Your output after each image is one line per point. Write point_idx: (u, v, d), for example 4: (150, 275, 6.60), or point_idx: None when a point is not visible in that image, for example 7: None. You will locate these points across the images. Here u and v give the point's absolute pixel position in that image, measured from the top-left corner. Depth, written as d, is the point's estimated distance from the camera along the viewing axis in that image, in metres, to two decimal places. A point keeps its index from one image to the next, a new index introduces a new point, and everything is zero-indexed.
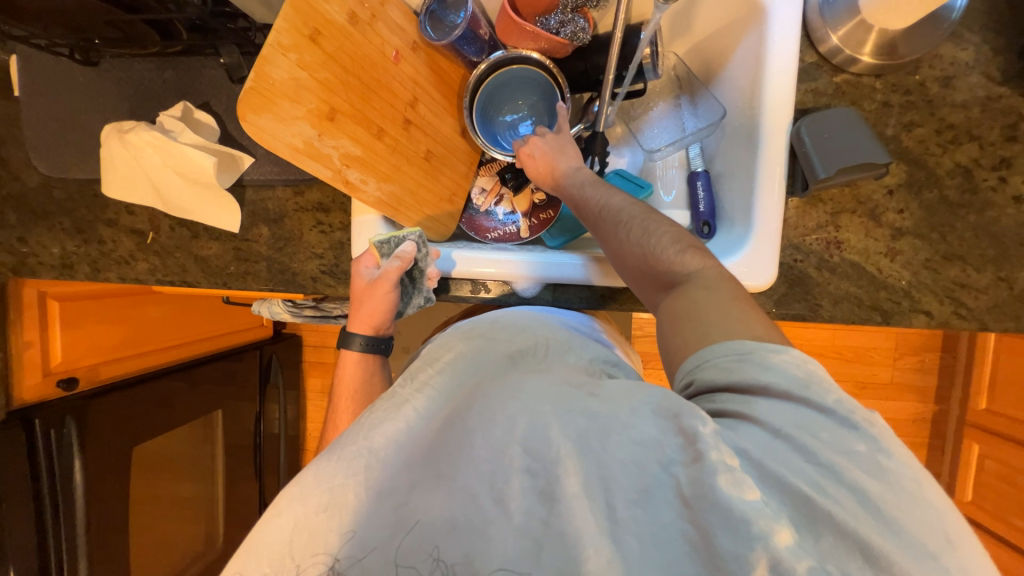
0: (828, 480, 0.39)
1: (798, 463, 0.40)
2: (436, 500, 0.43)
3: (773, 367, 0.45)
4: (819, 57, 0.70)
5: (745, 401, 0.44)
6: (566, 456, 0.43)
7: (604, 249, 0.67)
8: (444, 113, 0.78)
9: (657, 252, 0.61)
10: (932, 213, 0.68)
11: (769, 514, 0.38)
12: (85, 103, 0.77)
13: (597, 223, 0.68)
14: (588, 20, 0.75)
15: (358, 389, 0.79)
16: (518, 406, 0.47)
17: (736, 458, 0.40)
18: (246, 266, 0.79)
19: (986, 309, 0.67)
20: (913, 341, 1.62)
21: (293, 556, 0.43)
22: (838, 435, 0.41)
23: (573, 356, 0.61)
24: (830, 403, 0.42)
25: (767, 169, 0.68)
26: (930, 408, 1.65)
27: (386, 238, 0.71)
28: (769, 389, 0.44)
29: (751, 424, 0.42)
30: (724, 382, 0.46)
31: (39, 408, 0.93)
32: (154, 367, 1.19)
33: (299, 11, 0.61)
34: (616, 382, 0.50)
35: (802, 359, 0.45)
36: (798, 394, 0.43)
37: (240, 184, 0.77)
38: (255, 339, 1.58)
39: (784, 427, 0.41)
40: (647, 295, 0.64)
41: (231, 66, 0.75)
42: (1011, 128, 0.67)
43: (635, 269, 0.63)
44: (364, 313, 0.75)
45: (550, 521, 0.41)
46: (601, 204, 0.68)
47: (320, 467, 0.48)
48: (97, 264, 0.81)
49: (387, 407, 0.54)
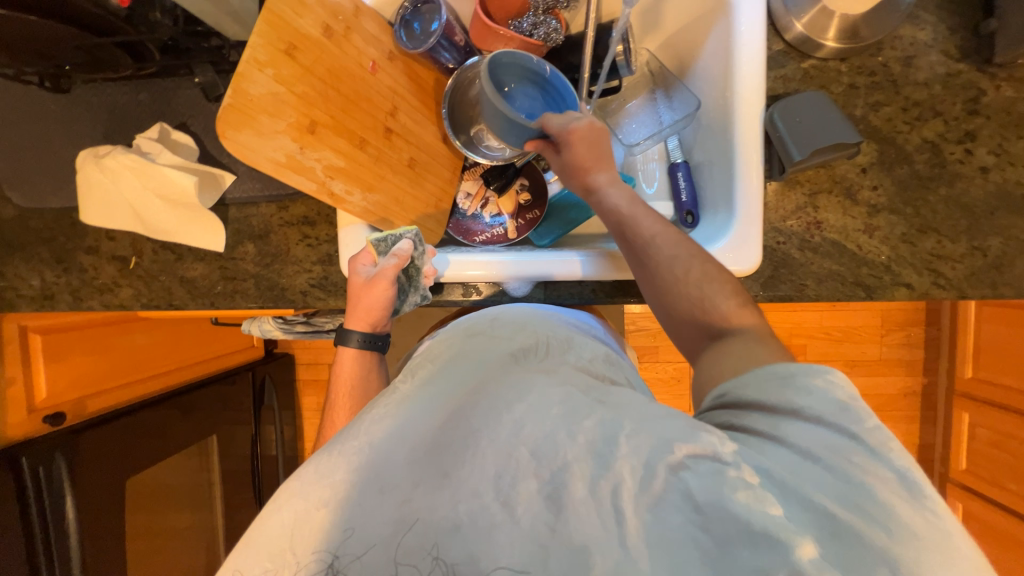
0: (858, 496, 0.38)
1: (827, 482, 0.38)
2: (441, 502, 0.43)
3: (811, 393, 0.41)
4: (785, 45, 0.72)
5: (773, 422, 0.42)
6: (573, 460, 0.43)
7: (642, 276, 0.65)
8: (424, 120, 0.79)
9: (710, 300, 0.60)
10: (904, 188, 0.70)
11: (792, 527, 0.38)
12: (58, 130, 0.76)
13: (646, 251, 0.64)
14: (560, 21, 0.77)
15: (355, 385, 0.77)
16: (524, 407, 0.47)
17: (757, 475, 0.40)
18: (233, 284, 0.78)
19: (963, 278, 0.69)
20: (898, 317, 1.66)
21: (293, 551, 0.42)
22: (867, 464, 0.38)
23: (573, 355, 0.60)
24: (863, 429, 0.39)
25: (744, 155, 0.69)
26: (919, 381, 1.69)
27: (383, 236, 0.72)
28: (800, 415, 0.41)
29: (778, 443, 0.41)
30: (757, 402, 0.44)
31: (27, 445, 0.91)
32: (144, 396, 1.17)
33: (274, 27, 0.61)
34: (626, 394, 0.50)
35: (847, 383, 0.42)
36: (830, 419, 0.40)
37: (222, 203, 0.76)
38: (246, 361, 1.55)
39: (815, 448, 0.40)
40: (675, 331, 0.63)
41: (205, 86, 0.72)
42: (972, 102, 0.69)
43: (678, 305, 0.61)
44: (361, 311, 0.74)
45: (557, 527, 0.41)
46: (657, 234, 0.64)
47: (320, 462, 0.47)
48: (79, 293, 0.79)
49: (387, 405, 0.52)
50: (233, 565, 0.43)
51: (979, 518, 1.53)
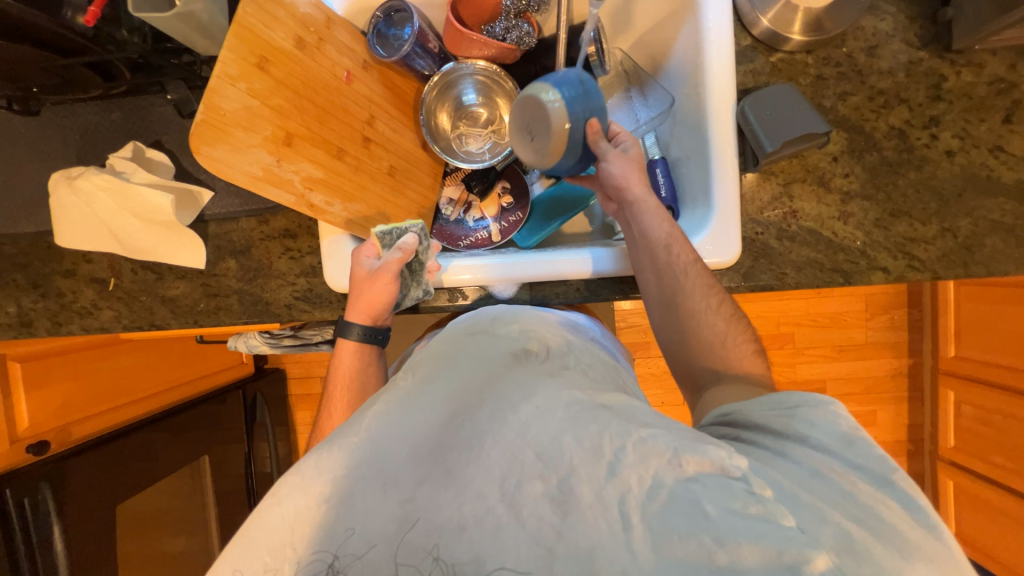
0: (866, 513, 0.40)
1: (836, 499, 0.41)
2: (445, 503, 0.42)
3: (816, 424, 0.46)
4: (753, 39, 0.74)
5: (781, 444, 0.46)
6: (579, 464, 0.42)
7: (659, 299, 0.65)
8: (402, 128, 0.80)
9: (718, 334, 0.64)
10: (875, 174, 0.72)
11: (803, 540, 0.38)
12: (29, 153, 0.75)
13: (676, 274, 0.64)
14: (532, 25, 0.79)
15: (354, 378, 0.74)
16: (531, 409, 0.46)
17: (768, 488, 0.40)
18: (216, 301, 0.77)
19: (936, 259, 0.71)
20: (881, 301, 1.69)
21: (293, 546, 0.41)
22: (872, 493, 0.41)
23: (573, 359, 0.60)
24: (864, 460, 0.43)
25: (718, 149, 0.70)
26: (905, 362, 1.72)
27: (388, 229, 0.73)
28: (805, 441, 0.45)
29: (786, 459, 0.44)
30: (762, 425, 0.48)
31: (10, 475, 0.88)
32: (131, 420, 1.14)
33: (243, 41, 0.60)
34: (630, 402, 0.50)
35: (846, 417, 0.46)
36: (835, 450, 0.44)
37: (202, 219, 0.76)
38: (236, 378, 1.53)
39: (820, 467, 0.43)
40: (677, 358, 0.66)
41: (180, 102, 0.72)
42: (934, 88, 0.71)
43: (690, 334, 0.64)
44: (362, 303, 0.72)
45: (562, 530, 0.41)
46: (691, 266, 0.64)
47: (320, 457, 0.45)
48: (58, 318, 0.78)
49: (388, 399, 0.50)
50: (228, 562, 0.42)
51: (970, 494, 1.56)
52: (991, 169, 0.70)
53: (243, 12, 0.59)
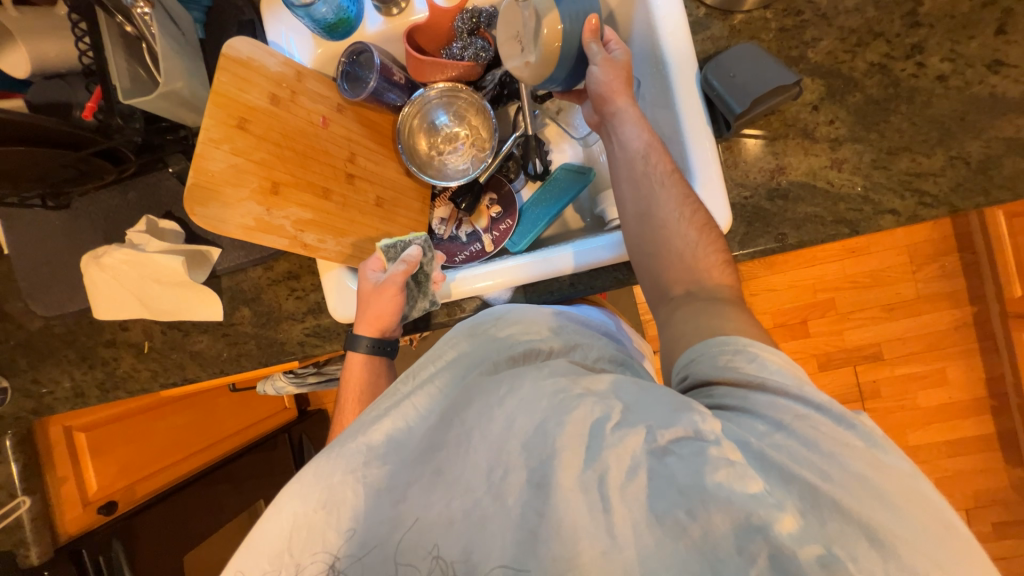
0: (834, 466, 0.37)
1: (803, 454, 0.38)
2: (435, 500, 0.43)
3: (771, 368, 0.44)
4: (708, 7, 0.73)
5: (742, 396, 0.43)
6: (564, 447, 0.41)
7: (635, 210, 0.64)
8: (384, 160, 0.84)
9: (693, 257, 0.60)
10: (863, 115, 0.68)
11: (772, 502, 0.36)
12: (60, 242, 0.83)
13: (651, 183, 0.63)
14: (486, 40, 0.81)
15: (363, 390, 0.75)
16: (514, 401, 0.45)
17: (739, 452, 0.38)
18: (238, 348, 0.83)
19: (949, 191, 0.66)
20: (926, 250, 1.55)
21: (292, 553, 0.44)
22: (834, 436, 0.38)
23: (578, 353, 0.54)
24: (825, 400, 0.40)
25: (689, 120, 0.69)
26: (967, 312, 1.56)
27: (393, 243, 0.76)
28: (765, 388, 0.43)
29: (755, 416, 0.41)
30: (718, 378, 0.46)
31: (84, 537, 0.96)
32: (187, 473, 1.22)
33: (222, 106, 0.64)
34: (617, 379, 0.47)
35: (788, 360, 0.45)
36: (794, 391, 0.41)
37: (214, 275, 0.82)
38: (282, 423, 1.59)
39: (784, 419, 0.40)
40: (649, 278, 0.63)
41: (182, 172, 0.81)
42: (911, 15, 0.67)
43: (660, 248, 0.62)
44: (371, 315, 0.74)
45: (546, 513, 0.40)
46: (667, 176, 0.63)
47: (319, 464, 0.47)
48: (105, 385, 0.86)
49: (387, 404, 0.51)
50: (235, 565, 0.44)
51: None
52: (993, 86, 0.65)
53: (219, 81, 0.64)
